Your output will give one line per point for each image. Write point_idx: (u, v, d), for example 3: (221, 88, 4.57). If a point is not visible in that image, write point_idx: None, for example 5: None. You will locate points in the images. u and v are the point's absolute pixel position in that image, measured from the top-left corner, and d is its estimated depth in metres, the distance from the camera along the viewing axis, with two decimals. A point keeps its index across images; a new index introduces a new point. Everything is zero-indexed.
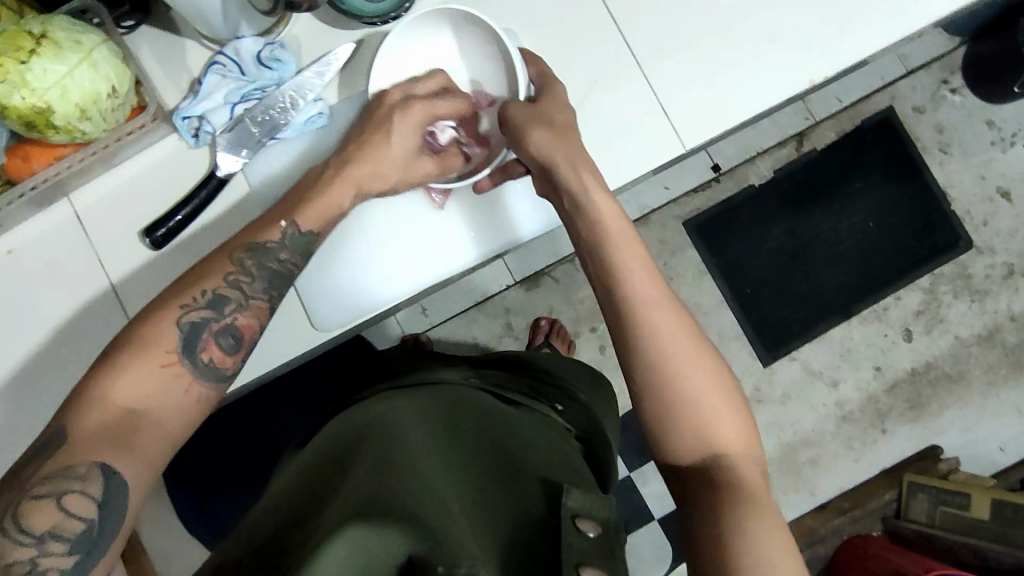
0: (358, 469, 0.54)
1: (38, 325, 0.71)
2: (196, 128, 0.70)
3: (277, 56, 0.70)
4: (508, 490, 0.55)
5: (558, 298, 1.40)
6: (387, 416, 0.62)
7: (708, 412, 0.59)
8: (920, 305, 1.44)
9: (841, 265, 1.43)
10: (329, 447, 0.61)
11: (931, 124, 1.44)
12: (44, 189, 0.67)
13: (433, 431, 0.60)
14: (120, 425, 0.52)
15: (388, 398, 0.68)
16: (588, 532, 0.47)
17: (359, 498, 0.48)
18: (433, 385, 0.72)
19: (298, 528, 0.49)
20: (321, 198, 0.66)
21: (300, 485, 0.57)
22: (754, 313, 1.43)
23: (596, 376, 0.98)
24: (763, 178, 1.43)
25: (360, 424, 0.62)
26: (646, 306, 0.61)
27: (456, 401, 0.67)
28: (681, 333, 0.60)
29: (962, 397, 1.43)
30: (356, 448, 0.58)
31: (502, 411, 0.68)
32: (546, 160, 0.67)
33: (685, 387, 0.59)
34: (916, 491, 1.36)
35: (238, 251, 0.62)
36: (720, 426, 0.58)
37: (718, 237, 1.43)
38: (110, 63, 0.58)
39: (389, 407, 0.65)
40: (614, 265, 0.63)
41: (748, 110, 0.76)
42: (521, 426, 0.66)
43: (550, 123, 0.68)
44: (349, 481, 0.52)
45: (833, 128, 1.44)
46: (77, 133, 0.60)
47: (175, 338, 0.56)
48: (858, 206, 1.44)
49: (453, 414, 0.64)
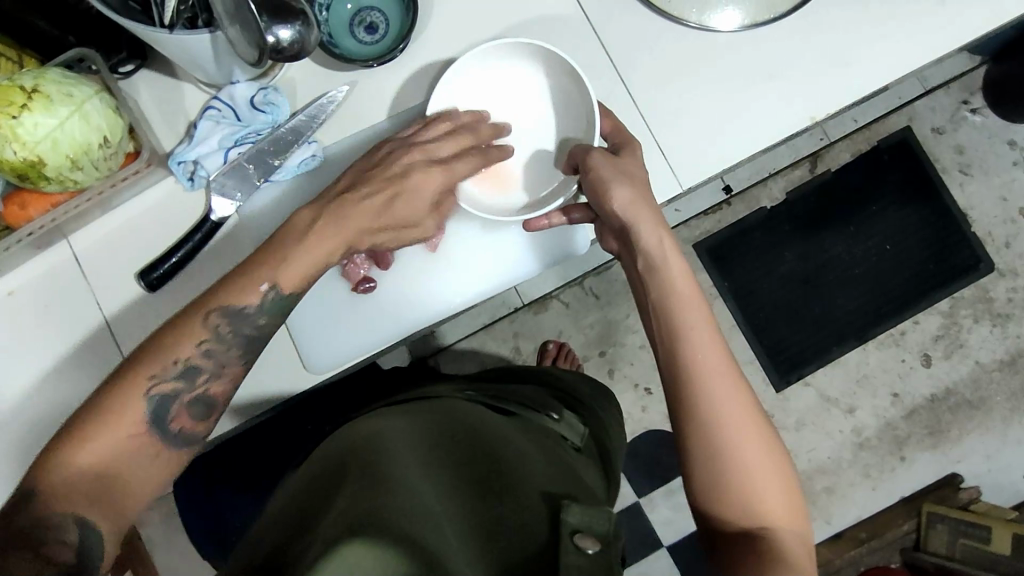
0: (351, 481, 0.50)
1: (35, 365, 0.72)
2: (192, 172, 0.71)
3: (270, 100, 0.70)
4: (505, 505, 0.52)
5: (567, 322, 1.39)
6: (384, 426, 0.59)
7: (754, 479, 0.59)
8: (939, 330, 1.40)
9: (856, 287, 1.40)
10: (323, 456, 0.58)
11: (950, 145, 1.41)
12: (41, 234, 0.68)
13: (424, 440, 0.57)
14: (92, 489, 0.52)
15: (378, 411, 0.65)
16: (588, 549, 0.46)
17: (355, 512, 0.45)
18: (427, 398, 0.68)
19: (291, 545, 0.45)
20: (303, 255, 0.63)
21: (287, 502, 0.53)
22: (767, 338, 1.40)
23: (601, 390, 0.95)
24: (777, 201, 1.41)
25: (347, 437, 0.58)
26: (705, 366, 0.61)
27: (452, 412, 0.64)
28: (738, 395, 0.61)
29: (985, 424, 1.38)
30: (345, 458, 0.54)
31: (496, 420, 0.64)
32: (627, 220, 0.66)
33: (731, 452, 0.59)
34: (936, 522, 1.33)
35: (212, 315, 0.60)
36: (766, 497, 0.59)
37: (731, 259, 1.40)
38: (102, 114, 0.59)
39: (379, 418, 0.61)
40: (671, 315, 0.63)
41: (748, 148, 0.74)
42: (516, 435, 0.62)
43: (631, 177, 0.67)
44: (341, 494, 0.49)
45: (848, 149, 1.41)
46: (70, 182, 0.60)
47: (143, 410, 0.56)
48: (876, 228, 1.41)
49: (445, 423, 0.61)
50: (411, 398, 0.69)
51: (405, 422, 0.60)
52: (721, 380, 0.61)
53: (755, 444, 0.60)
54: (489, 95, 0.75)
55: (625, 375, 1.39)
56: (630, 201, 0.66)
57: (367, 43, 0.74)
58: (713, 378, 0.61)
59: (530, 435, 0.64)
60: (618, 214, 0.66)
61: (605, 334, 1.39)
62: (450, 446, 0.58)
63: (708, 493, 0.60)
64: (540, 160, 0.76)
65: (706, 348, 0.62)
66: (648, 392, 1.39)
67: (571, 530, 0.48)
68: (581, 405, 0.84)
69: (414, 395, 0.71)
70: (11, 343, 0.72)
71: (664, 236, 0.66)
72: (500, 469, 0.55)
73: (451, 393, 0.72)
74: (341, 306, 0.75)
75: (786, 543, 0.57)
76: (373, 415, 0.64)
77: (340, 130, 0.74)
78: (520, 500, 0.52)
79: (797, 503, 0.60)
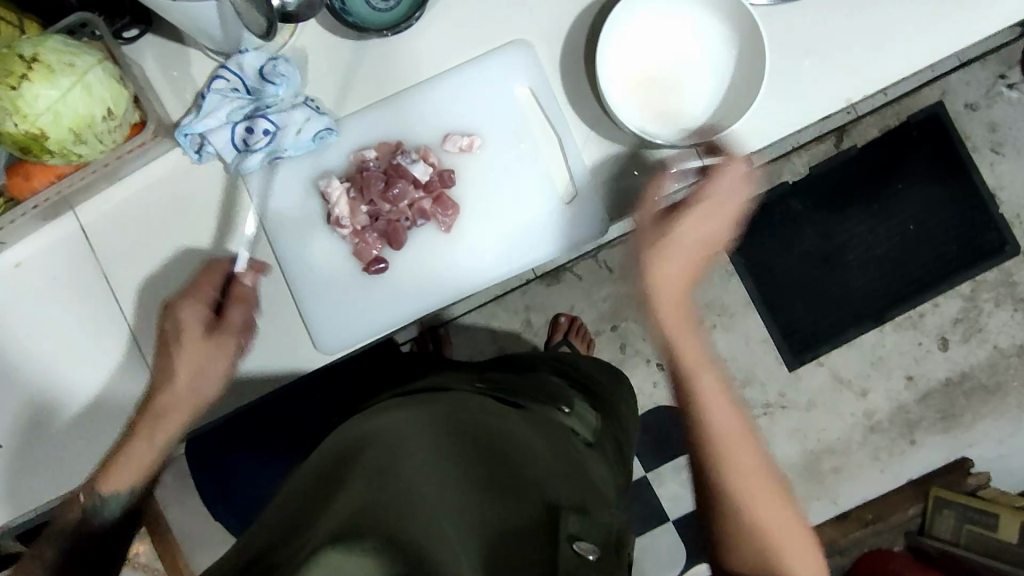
0: (349, 485, 0.49)
1: (46, 337, 0.71)
2: (199, 145, 0.68)
3: (280, 72, 0.67)
4: (509, 503, 0.51)
5: (579, 295, 1.37)
6: (390, 419, 0.57)
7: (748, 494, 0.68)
8: (959, 314, 1.37)
9: (876, 268, 1.36)
10: (327, 451, 0.56)
11: (984, 121, 1.36)
12: (48, 205, 0.67)
13: (431, 433, 0.55)
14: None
15: (381, 404, 0.63)
16: (587, 555, 0.47)
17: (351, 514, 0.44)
18: (430, 389, 0.66)
19: (283, 547, 0.44)
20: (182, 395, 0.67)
21: (285, 501, 0.51)
22: (783, 317, 1.37)
23: (613, 373, 0.93)
24: (799, 176, 1.37)
25: (346, 434, 0.56)
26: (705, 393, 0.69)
27: (460, 399, 0.62)
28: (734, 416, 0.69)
29: (999, 409, 1.37)
30: (347, 460, 0.52)
31: (502, 412, 0.62)
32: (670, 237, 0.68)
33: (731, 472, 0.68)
34: (942, 507, 1.32)
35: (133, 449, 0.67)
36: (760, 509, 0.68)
37: (749, 235, 1.36)
38: (105, 85, 0.57)
39: (387, 411, 0.60)
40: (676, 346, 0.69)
41: (777, 130, 0.71)
42: (521, 426, 0.60)
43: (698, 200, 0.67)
44: (338, 498, 0.47)
45: (876, 124, 1.36)
46: (74, 156, 0.58)
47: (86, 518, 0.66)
48: (901, 206, 1.36)
49: (448, 412, 0.59)
50: (417, 389, 0.67)
51: (406, 416, 0.58)
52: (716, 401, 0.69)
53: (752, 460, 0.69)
54: (662, 38, 0.71)
55: (636, 350, 1.38)
56: (699, 225, 0.68)
57: (381, 11, 0.70)
58: (745, 477, 0.68)
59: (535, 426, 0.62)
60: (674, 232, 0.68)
61: (617, 309, 1.38)
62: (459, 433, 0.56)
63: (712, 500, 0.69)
64: (659, 103, 0.71)
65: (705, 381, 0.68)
66: (658, 368, 1.38)
67: (570, 537, 0.48)
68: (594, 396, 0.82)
69: (419, 385, 0.69)
70: (19, 315, 0.71)
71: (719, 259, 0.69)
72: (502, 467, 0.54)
73: (457, 383, 0.70)
74: (348, 288, 0.73)
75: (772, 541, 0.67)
76: (374, 408, 0.62)
77: (355, 102, 0.71)
78: (522, 500, 0.51)
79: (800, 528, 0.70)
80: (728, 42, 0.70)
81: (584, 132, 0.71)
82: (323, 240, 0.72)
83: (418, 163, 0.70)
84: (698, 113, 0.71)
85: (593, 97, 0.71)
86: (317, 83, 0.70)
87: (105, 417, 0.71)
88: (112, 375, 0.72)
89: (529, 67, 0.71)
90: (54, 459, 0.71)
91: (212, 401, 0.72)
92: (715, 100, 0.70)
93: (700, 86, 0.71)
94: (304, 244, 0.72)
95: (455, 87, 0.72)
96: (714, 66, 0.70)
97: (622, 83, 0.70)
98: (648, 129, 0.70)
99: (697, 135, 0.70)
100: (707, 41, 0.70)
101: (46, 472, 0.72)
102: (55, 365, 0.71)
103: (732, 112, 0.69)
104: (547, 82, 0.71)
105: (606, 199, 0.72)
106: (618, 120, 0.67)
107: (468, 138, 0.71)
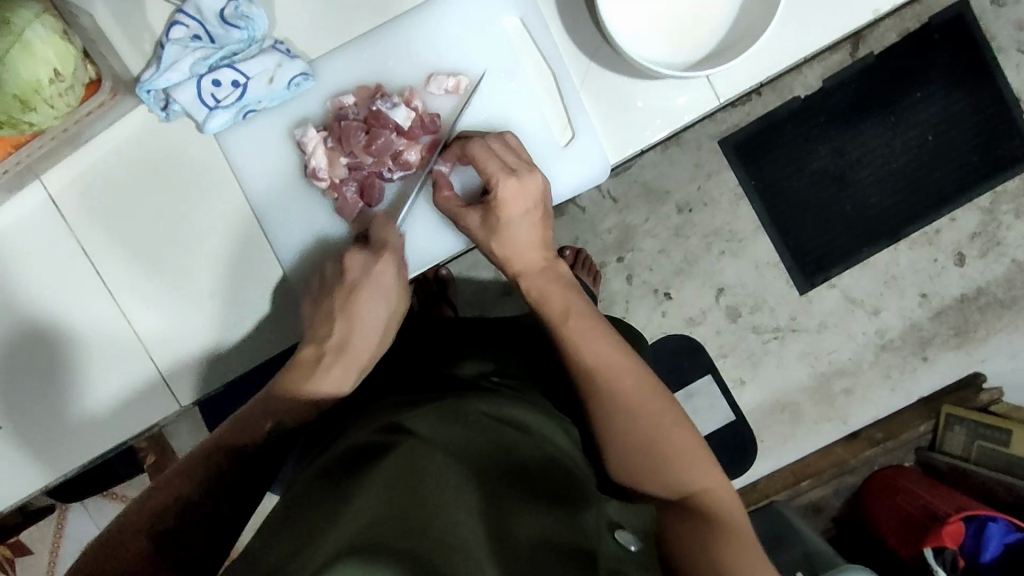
0: (369, 476, 0.47)
1: (31, 314, 0.68)
2: (164, 102, 0.62)
3: (243, 13, 0.60)
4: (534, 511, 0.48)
5: (583, 228, 1.33)
6: (405, 420, 0.55)
7: (677, 460, 0.58)
8: (977, 228, 1.32)
9: (891, 184, 1.30)
10: (339, 453, 0.53)
11: (1010, 20, 1.27)
12: (13, 174, 0.62)
13: (449, 434, 0.53)
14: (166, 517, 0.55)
15: (392, 400, 0.61)
16: (631, 545, 0.52)
17: (366, 528, 0.41)
18: (444, 385, 0.64)
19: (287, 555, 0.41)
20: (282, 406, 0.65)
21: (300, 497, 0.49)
22: (793, 239, 1.32)
23: (637, 337, 0.91)
24: (811, 90, 1.28)
25: (361, 431, 0.55)
26: (605, 368, 0.61)
27: (474, 400, 0.59)
28: (632, 368, 0.62)
29: (1014, 323, 1.34)
30: (366, 453, 0.51)
31: (518, 411, 0.60)
32: (507, 203, 0.63)
33: (657, 439, 0.58)
34: (953, 423, 1.33)
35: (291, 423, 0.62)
36: (693, 471, 0.57)
37: (758, 156, 1.30)
38: (48, 43, 0.51)
39: (401, 411, 0.57)
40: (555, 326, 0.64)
41: (796, 51, 0.64)
42: (540, 433, 0.59)
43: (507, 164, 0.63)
44: (357, 491, 0.45)
45: (894, 28, 1.27)
46: (23, 124, 0.53)
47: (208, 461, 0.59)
48: (918, 119, 1.28)
49: (466, 406, 0.58)
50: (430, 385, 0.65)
51: (424, 411, 0.56)
52: (621, 372, 0.61)
53: (670, 423, 0.59)
54: None
55: (643, 281, 1.35)
56: (522, 203, 0.64)
57: None
58: (641, 404, 0.59)
59: (554, 425, 0.62)
60: (513, 197, 0.63)
61: (622, 239, 1.33)
62: (474, 432, 0.54)
63: (638, 466, 0.58)
64: (675, 29, 0.64)
65: (598, 355, 0.62)
66: (667, 297, 1.35)
67: (613, 525, 0.53)
68: None
69: (432, 376, 0.67)
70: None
71: (548, 228, 0.67)
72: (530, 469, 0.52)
73: (475, 375, 0.68)
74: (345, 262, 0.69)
75: (718, 505, 0.56)
76: (387, 403, 0.61)
77: (328, 42, 0.65)
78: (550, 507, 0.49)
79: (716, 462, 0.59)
80: None
81: (583, 61, 0.65)
82: (304, 197, 0.68)
83: (398, 106, 0.63)
84: (709, 31, 0.64)
85: (592, 22, 0.64)
86: (287, 23, 0.64)
87: (102, 392, 0.69)
88: (106, 347, 0.69)
89: None
90: (59, 434, 0.70)
91: (212, 370, 0.70)
92: (730, 16, 0.64)
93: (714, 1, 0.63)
94: (284, 203, 0.68)
95: (435, 20, 0.65)
96: None
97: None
98: (652, 53, 0.64)
99: (706, 58, 0.64)
100: None
101: (43, 453, 0.70)
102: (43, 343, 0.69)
103: (749, 33, 0.62)
104: (538, 8, 0.64)
105: (606, 137, 0.66)
106: (620, 48, 0.60)
107: (454, 78, 0.64)
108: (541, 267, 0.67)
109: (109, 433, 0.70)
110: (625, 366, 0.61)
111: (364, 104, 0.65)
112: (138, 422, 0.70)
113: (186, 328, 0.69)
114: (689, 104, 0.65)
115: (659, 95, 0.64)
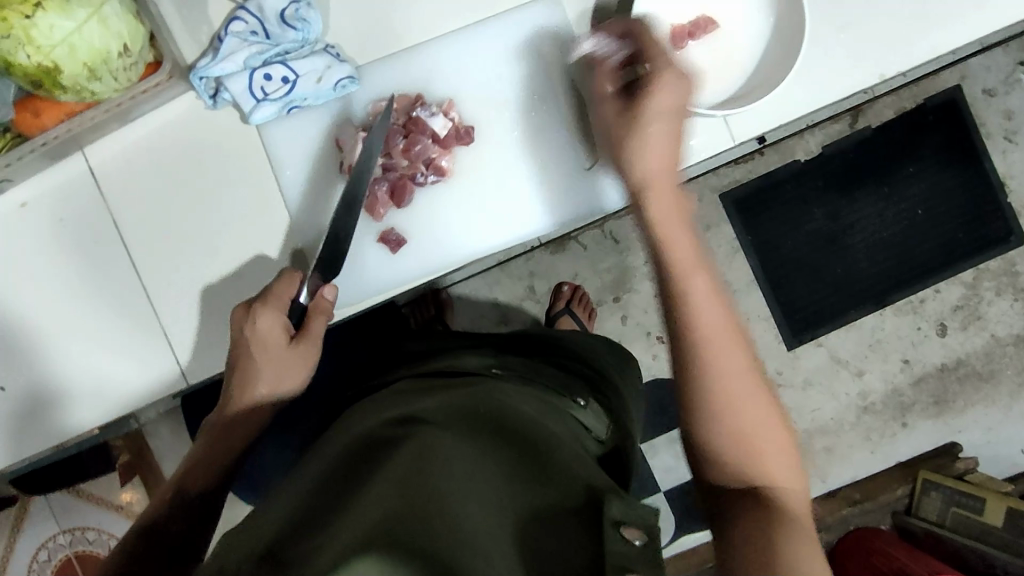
0: (373, 478, 0.47)
1: (55, 278, 0.70)
2: (214, 90, 0.66)
3: (302, 16, 0.64)
4: (539, 492, 0.49)
5: (584, 265, 1.34)
6: (416, 411, 0.55)
7: (757, 441, 0.55)
8: (960, 301, 1.37)
9: (882, 252, 1.36)
10: (352, 439, 0.54)
11: (1000, 109, 1.34)
12: (58, 144, 0.65)
13: (457, 424, 0.53)
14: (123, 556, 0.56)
15: (403, 390, 0.62)
16: (633, 539, 0.44)
17: (379, 519, 0.42)
18: (451, 376, 0.65)
19: (300, 541, 0.43)
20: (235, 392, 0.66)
21: (307, 488, 0.50)
22: (785, 295, 1.37)
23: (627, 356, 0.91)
24: (811, 155, 1.35)
25: (373, 419, 0.56)
26: (707, 332, 0.56)
27: (484, 387, 0.59)
28: (732, 341, 0.57)
29: (992, 397, 1.38)
30: (373, 456, 0.50)
31: (517, 395, 0.60)
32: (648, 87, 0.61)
33: (730, 417, 0.55)
34: (929, 489, 1.34)
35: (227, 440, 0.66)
36: (769, 461, 0.54)
37: (755, 213, 1.35)
38: (122, 19, 0.55)
39: (410, 401, 0.58)
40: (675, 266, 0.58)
41: (804, 106, 0.69)
42: (548, 420, 0.59)
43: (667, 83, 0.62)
44: (363, 496, 0.45)
45: (891, 106, 1.34)
46: (87, 92, 0.57)
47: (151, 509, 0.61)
48: (909, 191, 1.35)
49: (472, 398, 0.58)
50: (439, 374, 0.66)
51: (436, 401, 0.57)
52: (725, 342, 0.56)
53: (751, 406, 0.56)
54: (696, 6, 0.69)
55: (637, 323, 1.36)
56: (670, 100, 0.61)
57: None
58: (730, 380, 0.56)
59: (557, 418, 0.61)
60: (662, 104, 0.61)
61: (622, 280, 1.35)
62: (484, 423, 0.54)
63: (721, 448, 0.55)
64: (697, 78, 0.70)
65: (712, 316, 0.57)
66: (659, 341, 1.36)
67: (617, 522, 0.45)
68: (605, 381, 0.78)
69: (438, 368, 0.68)
70: (29, 257, 0.70)
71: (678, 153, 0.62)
72: (535, 456, 0.52)
73: (477, 367, 0.68)
74: (366, 260, 0.72)
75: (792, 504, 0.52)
76: (385, 397, 0.61)
77: (373, 52, 0.70)
78: (557, 489, 0.50)
79: (799, 464, 0.56)
80: (764, 15, 0.69)
81: None
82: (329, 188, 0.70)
83: (437, 115, 0.68)
84: (728, 81, 0.70)
85: None
86: (338, 33, 0.68)
87: (113, 364, 0.71)
88: (123, 321, 0.71)
89: (552, 23, 0.69)
90: (62, 401, 0.71)
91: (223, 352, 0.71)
92: (748, 70, 0.70)
93: (733, 56, 0.70)
94: (312, 196, 0.70)
95: (475, 42, 0.70)
96: (747, 37, 0.69)
97: (653, 47, 0.69)
98: None
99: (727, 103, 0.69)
100: (744, 19, 0.69)
101: (45, 420, 0.71)
102: (61, 311, 0.71)
103: (763, 85, 0.68)
104: (574, 41, 0.69)
105: None
106: (650, 82, 0.65)
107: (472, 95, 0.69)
108: (671, 185, 0.62)
109: (113, 405, 0.72)
110: (725, 328, 0.57)
111: (404, 110, 0.69)
112: (147, 394, 0.72)
113: (201, 310, 0.70)
114: (708, 140, 0.69)
115: (682, 131, 0.69)
